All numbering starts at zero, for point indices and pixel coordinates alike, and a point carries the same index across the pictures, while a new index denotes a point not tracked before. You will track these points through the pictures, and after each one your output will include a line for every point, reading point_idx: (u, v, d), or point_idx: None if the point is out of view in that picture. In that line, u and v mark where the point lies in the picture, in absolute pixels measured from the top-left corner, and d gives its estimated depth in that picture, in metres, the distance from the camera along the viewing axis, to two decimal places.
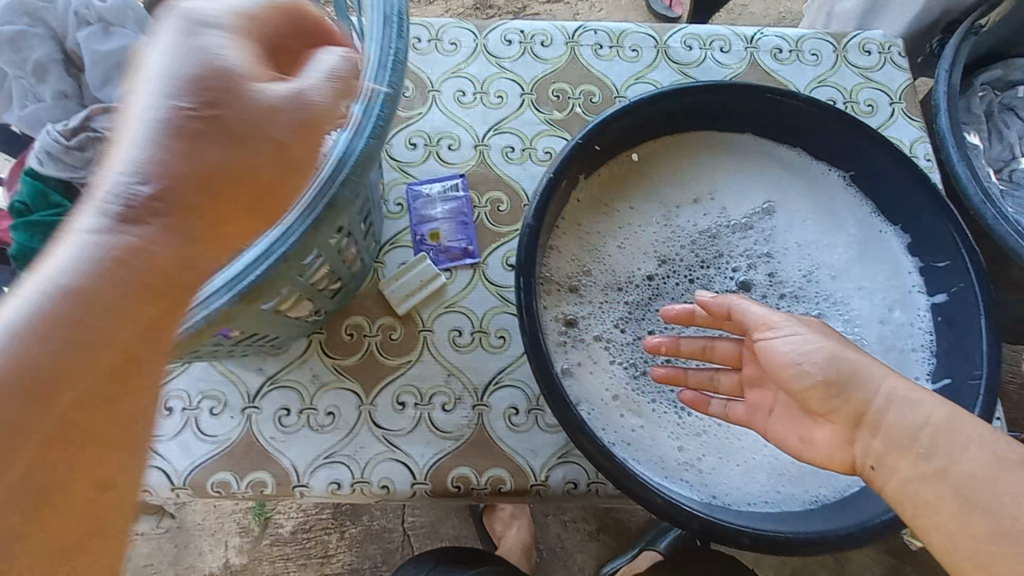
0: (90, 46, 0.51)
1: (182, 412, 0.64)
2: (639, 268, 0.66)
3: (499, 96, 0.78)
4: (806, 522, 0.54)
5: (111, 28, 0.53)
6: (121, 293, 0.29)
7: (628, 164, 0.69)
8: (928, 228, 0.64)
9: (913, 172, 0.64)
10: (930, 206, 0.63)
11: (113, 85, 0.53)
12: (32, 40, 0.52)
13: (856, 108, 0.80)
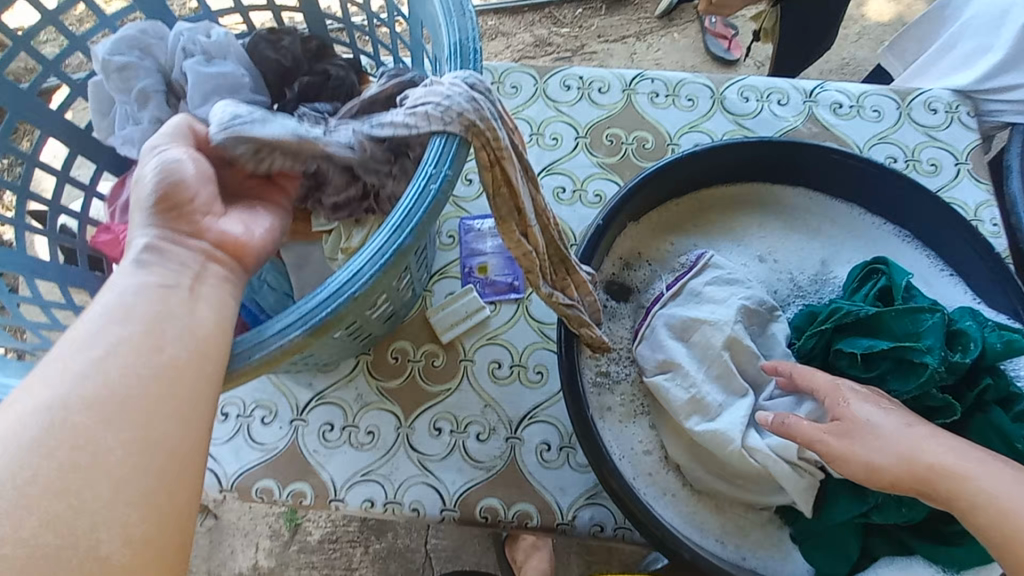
0: (196, 69, 0.57)
1: (235, 419, 0.68)
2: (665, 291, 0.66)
3: (554, 139, 0.82)
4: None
5: (212, 59, 0.59)
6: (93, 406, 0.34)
7: (676, 209, 0.68)
8: (992, 290, 0.61)
9: (975, 236, 0.61)
10: (989, 270, 0.61)
11: (210, 102, 0.58)
12: (139, 72, 0.58)
13: (917, 167, 0.78)
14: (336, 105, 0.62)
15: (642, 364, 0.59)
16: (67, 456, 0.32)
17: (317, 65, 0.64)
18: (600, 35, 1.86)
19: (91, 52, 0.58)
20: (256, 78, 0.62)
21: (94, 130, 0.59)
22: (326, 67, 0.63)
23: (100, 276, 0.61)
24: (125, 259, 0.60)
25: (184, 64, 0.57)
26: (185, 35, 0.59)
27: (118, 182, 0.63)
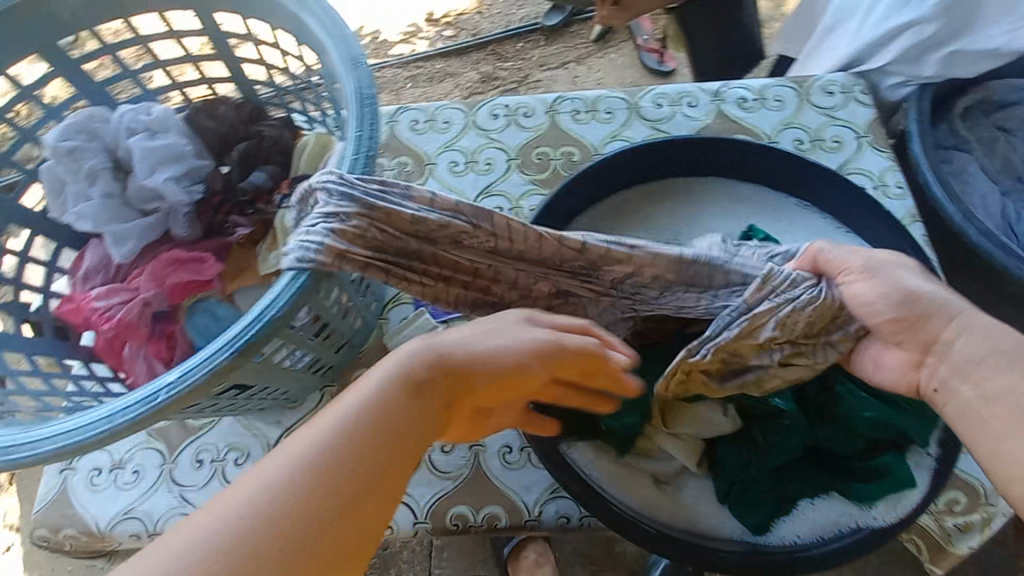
0: (139, 145, 0.63)
1: (210, 464, 0.71)
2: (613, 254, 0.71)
3: (488, 163, 0.88)
4: (788, 539, 0.56)
5: (155, 133, 0.64)
6: (344, 474, 0.35)
7: (599, 211, 0.73)
8: (885, 241, 0.67)
9: (860, 197, 0.68)
10: (878, 220, 0.67)
11: (157, 173, 0.65)
12: (87, 152, 0.63)
13: (822, 146, 0.85)
14: (271, 168, 0.69)
15: None
16: (322, 517, 0.33)
17: (253, 126, 0.70)
18: (542, 64, 1.96)
19: (42, 140, 0.63)
20: (198, 144, 0.68)
21: (50, 209, 0.64)
22: (259, 128, 0.70)
23: (67, 343, 0.65)
24: (90, 324, 0.64)
25: (129, 142, 0.63)
26: (128, 115, 0.64)
27: (79, 255, 0.68)
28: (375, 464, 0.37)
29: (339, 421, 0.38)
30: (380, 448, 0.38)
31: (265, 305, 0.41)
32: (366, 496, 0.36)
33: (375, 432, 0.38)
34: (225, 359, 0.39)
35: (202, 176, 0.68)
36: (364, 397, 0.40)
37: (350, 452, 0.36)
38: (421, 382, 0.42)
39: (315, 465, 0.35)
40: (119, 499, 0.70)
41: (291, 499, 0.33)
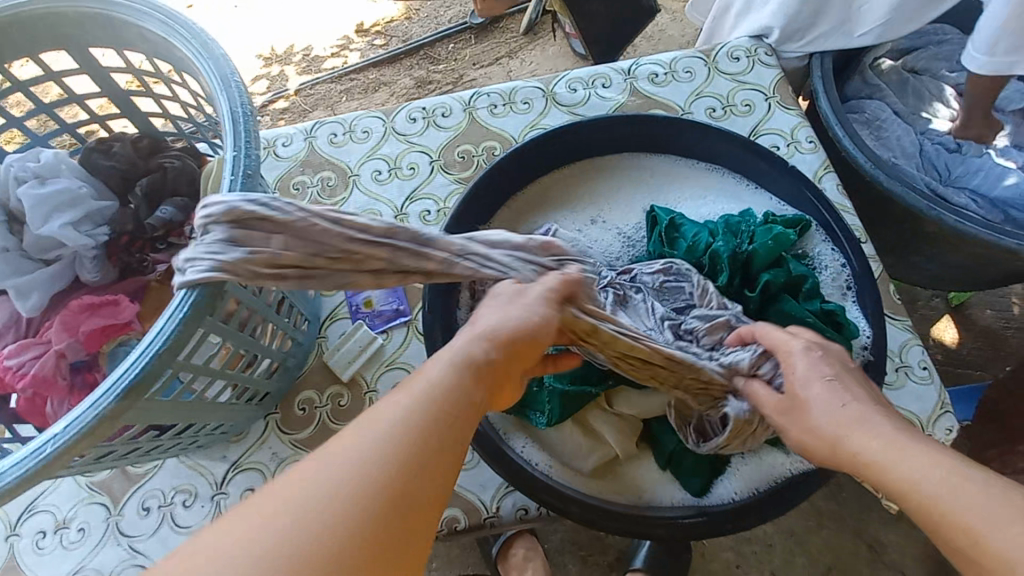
0: (28, 193, 0.61)
1: (158, 509, 0.69)
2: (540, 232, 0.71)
3: (412, 168, 0.87)
4: (728, 496, 0.60)
5: (46, 179, 0.63)
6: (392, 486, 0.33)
7: (518, 204, 0.73)
8: (791, 192, 0.69)
9: (762, 154, 0.70)
10: (779, 173, 0.69)
11: (53, 219, 0.62)
12: None
13: (735, 111, 0.87)
14: (178, 200, 0.67)
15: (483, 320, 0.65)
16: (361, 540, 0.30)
17: (153, 160, 0.68)
18: (475, 62, 1.96)
19: None
20: (97, 186, 0.66)
21: None
22: (161, 161, 0.68)
23: None
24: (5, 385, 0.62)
25: (17, 191, 0.61)
26: (15, 165, 0.62)
27: None
28: (419, 479, 0.34)
29: (392, 424, 0.35)
30: (428, 461, 0.34)
31: (149, 341, 0.39)
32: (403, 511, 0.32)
33: (425, 440, 0.35)
34: (111, 403, 0.38)
35: (107, 218, 0.66)
36: (418, 394, 0.37)
37: (398, 462, 0.33)
38: (481, 359, 0.41)
39: (363, 474, 0.32)
40: (66, 560, 0.67)
41: (333, 511, 0.30)
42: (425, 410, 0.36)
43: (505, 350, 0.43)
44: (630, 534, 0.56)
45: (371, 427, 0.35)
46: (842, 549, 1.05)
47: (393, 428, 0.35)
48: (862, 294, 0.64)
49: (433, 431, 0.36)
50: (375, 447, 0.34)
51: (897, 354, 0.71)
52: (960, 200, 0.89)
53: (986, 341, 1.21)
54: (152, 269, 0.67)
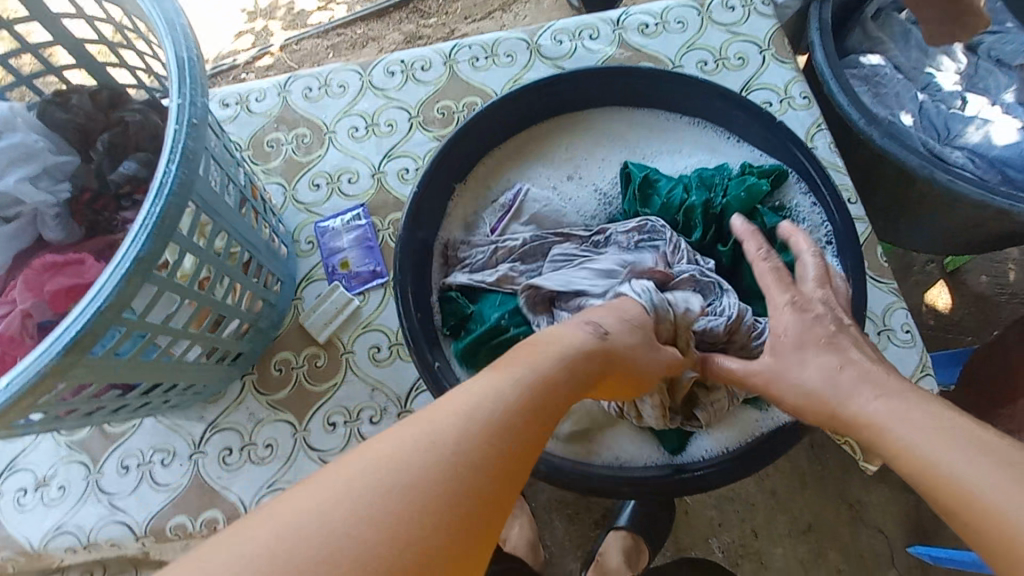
0: None
1: (137, 468, 0.70)
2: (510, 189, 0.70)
3: (390, 125, 0.84)
4: (700, 454, 0.61)
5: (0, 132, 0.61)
6: (480, 462, 0.31)
7: (491, 162, 0.71)
8: (775, 148, 0.66)
9: (743, 106, 0.66)
10: (759, 125, 0.66)
11: (9, 173, 0.61)
12: None
13: (727, 64, 0.83)
14: (140, 155, 0.65)
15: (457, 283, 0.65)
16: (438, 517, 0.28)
17: (113, 114, 0.66)
18: (467, 17, 1.88)
19: None
20: (57, 141, 0.64)
21: None
22: (122, 115, 0.66)
23: None
24: None
25: None
26: None
27: None
28: (500, 465, 0.32)
29: (475, 405, 0.34)
30: (515, 444, 0.33)
31: (89, 296, 0.38)
32: (484, 487, 0.30)
33: (513, 421, 0.34)
34: (52, 360, 0.37)
35: (67, 174, 0.64)
36: (507, 380, 0.37)
37: (483, 441, 0.32)
38: (568, 353, 0.42)
39: (444, 446, 0.31)
40: (48, 516, 0.68)
41: (414, 486, 0.29)
42: (514, 396, 0.36)
43: (580, 355, 0.43)
44: (598, 494, 0.57)
45: (460, 403, 0.34)
46: (821, 510, 1.07)
47: (477, 409, 0.34)
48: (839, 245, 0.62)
49: (517, 416, 0.35)
50: (462, 422, 0.32)
51: (880, 318, 0.70)
52: (956, 161, 0.86)
53: (977, 307, 1.20)
54: (118, 229, 0.65)
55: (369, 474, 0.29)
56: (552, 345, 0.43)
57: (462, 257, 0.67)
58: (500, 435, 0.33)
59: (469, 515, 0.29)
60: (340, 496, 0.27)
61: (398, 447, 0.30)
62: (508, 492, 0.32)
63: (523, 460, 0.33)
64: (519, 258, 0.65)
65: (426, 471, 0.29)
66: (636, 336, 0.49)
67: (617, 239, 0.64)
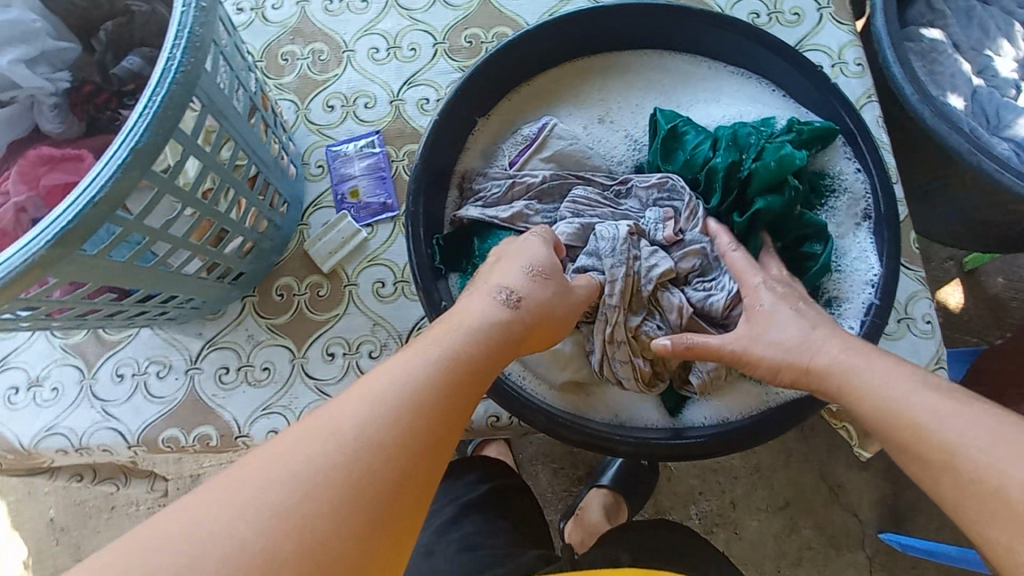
0: None
1: (131, 378, 0.69)
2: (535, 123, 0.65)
3: (412, 49, 0.79)
4: (700, 419, 0.60)
5: None
6: (397, 436, 0.33)
7: (519, 96, 0.67)
8: (826, 112, 0.62)
9: (799, 63, 0.61)
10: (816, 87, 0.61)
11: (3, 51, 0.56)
12: None
13: (780, 19, 0.77)
14: (145, 51, 0.61)
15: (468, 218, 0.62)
16: (361, 487, 0.30)
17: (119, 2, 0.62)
18: None
19: None
20: (57, 27, 0.60)
21: None
22: (127, 5, 0.62)
23: None
24: None
25: None
26: None
27: None
28: (416, 427, 0.34)
29: (380, 383, 0.36)
30: (428, 410, 0.35)
31: (84, 187, 0.35)
32: (406, 457, 0.33)
33: (427, 392, 0.36)
34: (42, 250, 0.35)
35: (67, 62, 0.60)
36: (416, 356, 0.38)
37: (396, 415, 0.34)
38: (477, 324, 0.44)
39: (353, 428, 0.32)
40: (40, 416, 0.68)
41: (329, 469, 0.30)
42: (419, 367, 0.38)
43: (497, 321, 0.45)
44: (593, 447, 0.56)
45: (366, 390, 0.35)
46: (803, 489, 1.08)
47: (384, 387, 0.35)
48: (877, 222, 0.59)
49: (428, 384, 0.37)
50: (370, 405, 0.34)
51: (902, 306, 0.67)
52: (1002, 152, 0.82)
53: (989, 308, 1.18)
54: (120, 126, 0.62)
55: (281, 476, 0.30)
56: (460, 321, 0.44)
57: (477, 189, 0.63)
58: (414, 407, 0.35)
59: (396, 481, 0.32)
60: (263, 499, 0.29)
61: (309, 444, 0.31)
62: (435, 454, 0.34)
63: (443, 426, 0.36)
64: (535, 197, 0.62)
65: (355, 444, 0.32)
66: (546, 290, 0.50)
67: (640, 190, 0.61)
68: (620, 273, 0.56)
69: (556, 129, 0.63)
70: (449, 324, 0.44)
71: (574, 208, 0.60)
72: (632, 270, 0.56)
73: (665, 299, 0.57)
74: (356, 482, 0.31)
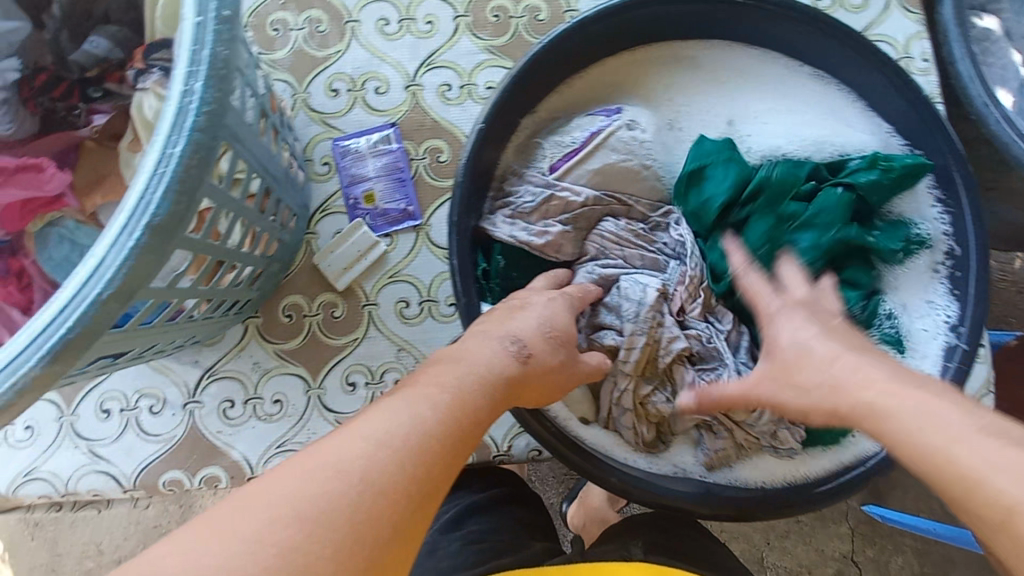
0: None
1: (120, 414, 0.60)
2: (588, 125, 0.56)
3: (429, 23, 0.67)
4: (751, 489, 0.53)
5: None
6: (375, 501, 0.28)
7: (574, 91, 0.58)
8: (919, 129, 0.55)
9: (896, 76, 0.54)
10: (911, 106, 0.54)
11: None
12: None
13: (844, 3, 0.69)
14: (115, 32, 0.51)
15: (495, 235, 0.54)
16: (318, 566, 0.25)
17: None
18: None
19: None
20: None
21: None
22: None
23: None
24: None
25: None
26: None
27: None
28: (399, 490, 0.29)
29: (375, 436, 0.31)
30: (415, 473, 0.30)
31: (81, 280, 0.26)
32: (385, 531, 0.28)
33: (419, 449, 0.31)
34: (32, 369, 0.26)
35: (17, 46, 0.49)
36: (416, 403, 0.34)
37: (382, 471, 0.29)
38: (485, 372, 0.39)
39: (327, 488, 0.28)
40: (15, 459, 0.59)
41: (296, 540, 0.26)
42: (414, 413, 0.33)
43: (504, 365, 0.40)
44: (627, 496, 0.50)
45: (352, 435, 0.31)
46: None
47: (371, 437, 0.31)
48: (956, 268, 0.54)
49: (418, 434, 0.32)
50: (356, 455, 0.29)
51: None
52: None
53: None
54: (81, 124, 0.51)
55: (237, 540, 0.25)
56: (463, 357, 0.40)
57: (511, 193, 0.55)
58: (404, 469, 0.30)
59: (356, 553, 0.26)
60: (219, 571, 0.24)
61: (280, 508, 0.26)
62: (415, 527, 0.29)
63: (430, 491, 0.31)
64: (572, 218, 0.54)
65: (326, 508, 0.27)
66: (556, 354, 0.45)
67: (678, 230, 0.55)
68: (639, 340, 0.52)
69: (614, 139, 0.55)
70: (454, 360, 0.39)
71: (600, 246, 0.54)
72: (653, 338, 0.52)
73: (680, 373, 0.52)
74: (296, 540, 0.25)
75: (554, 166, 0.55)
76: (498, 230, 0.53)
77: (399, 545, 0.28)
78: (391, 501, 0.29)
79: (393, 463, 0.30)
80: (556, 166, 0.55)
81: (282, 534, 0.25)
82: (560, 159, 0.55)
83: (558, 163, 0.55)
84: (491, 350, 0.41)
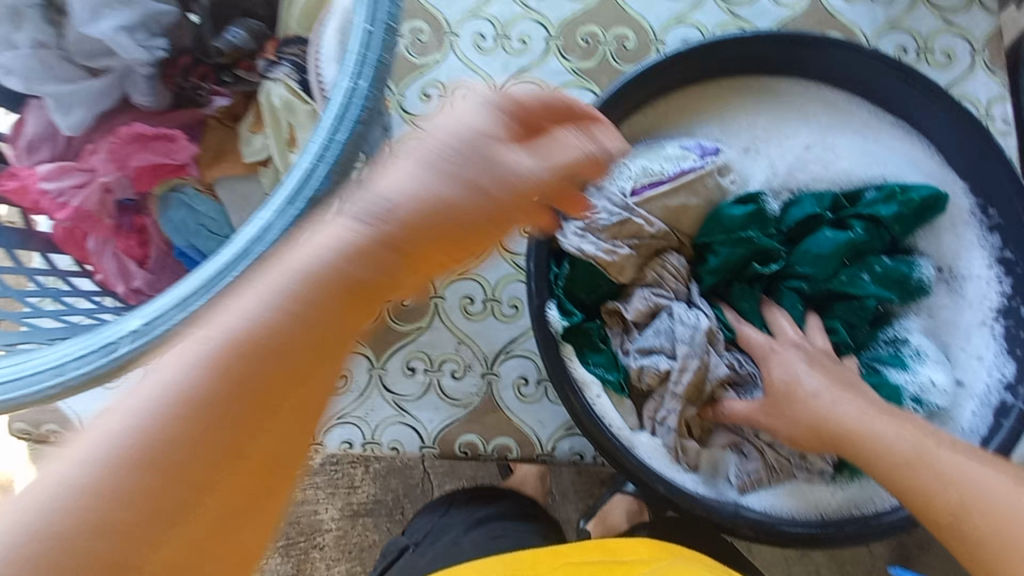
0: None
1: None
2: (677, 159, 0.58)
3: (522, 41, 0.72)
4: (786, 513, 0.54)
5: None
6: (236, 405, 0.22)
7: (658, 113, 0.60)
8: (991, 186, 0.56)
9: (978, 131, 0.55)
10: (987, 163, 0.55)
11: (102, 18, 0.51)
12: None
13: (929, 59, 0.70)
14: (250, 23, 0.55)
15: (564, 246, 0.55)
16: (166, 505, 0.21)
17: None
18: None
19: None
20: None
21: None
22: None
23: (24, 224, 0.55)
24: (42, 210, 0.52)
25: None
26: None
27: None
28: (270, 390, 0.23)
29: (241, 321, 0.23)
30: (292, 369, 0.23)
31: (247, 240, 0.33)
32: (247, 447, 0.22)
33: (307, 328, 0.24)
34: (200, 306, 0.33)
35: (165, 27, 0.54)
36: (308, 265, 0.25)
37: (246, 369, 0.22)
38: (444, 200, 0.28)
39: (172, 406, 0.21)
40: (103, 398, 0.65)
41: (134, 478, 0.20)
42: (307, 282, 0.24)
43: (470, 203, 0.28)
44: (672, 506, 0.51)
45: (221, 319, 0.23)
46: None
47: (241, 320, 0.23)
48: (1016, 328, 0.55)
49: (307, 312, 0.24)
50: (205, 355, 0.22)
51: None
52: None
53: None
54: (207, 104, 0.55)
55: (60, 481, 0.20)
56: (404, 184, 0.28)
57: None
58: (275, 357, 0.23)
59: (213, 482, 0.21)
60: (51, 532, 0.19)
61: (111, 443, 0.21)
62: (291, 424, 0.23)
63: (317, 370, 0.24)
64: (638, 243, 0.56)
65: (164, 433, 0.21)
66: None
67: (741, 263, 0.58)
68: (691, 364, 0.55)
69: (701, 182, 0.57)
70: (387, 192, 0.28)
71: (658, 273, 0.57)
72: (704, 363, 0.55)
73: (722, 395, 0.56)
74: (128, 479, 0.20)
75: (637, 188, 0.56)
76: (570, 241, 0.54)
77: (270, 453, 0.23)
78: (258, 407, 0.22)
79: (270, 357, 0.23)
80: (639, 189, 0.56)
81: (92, 544, 0.19)
82: (644, 184, 0.57)
83: (640, 186, 0.57)
84: (467, 134, 0.29)
